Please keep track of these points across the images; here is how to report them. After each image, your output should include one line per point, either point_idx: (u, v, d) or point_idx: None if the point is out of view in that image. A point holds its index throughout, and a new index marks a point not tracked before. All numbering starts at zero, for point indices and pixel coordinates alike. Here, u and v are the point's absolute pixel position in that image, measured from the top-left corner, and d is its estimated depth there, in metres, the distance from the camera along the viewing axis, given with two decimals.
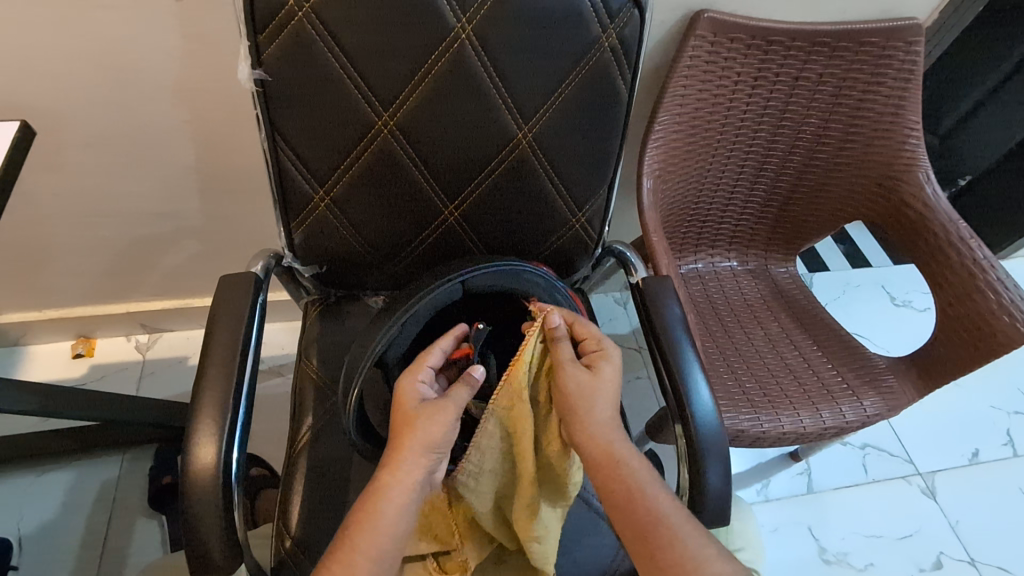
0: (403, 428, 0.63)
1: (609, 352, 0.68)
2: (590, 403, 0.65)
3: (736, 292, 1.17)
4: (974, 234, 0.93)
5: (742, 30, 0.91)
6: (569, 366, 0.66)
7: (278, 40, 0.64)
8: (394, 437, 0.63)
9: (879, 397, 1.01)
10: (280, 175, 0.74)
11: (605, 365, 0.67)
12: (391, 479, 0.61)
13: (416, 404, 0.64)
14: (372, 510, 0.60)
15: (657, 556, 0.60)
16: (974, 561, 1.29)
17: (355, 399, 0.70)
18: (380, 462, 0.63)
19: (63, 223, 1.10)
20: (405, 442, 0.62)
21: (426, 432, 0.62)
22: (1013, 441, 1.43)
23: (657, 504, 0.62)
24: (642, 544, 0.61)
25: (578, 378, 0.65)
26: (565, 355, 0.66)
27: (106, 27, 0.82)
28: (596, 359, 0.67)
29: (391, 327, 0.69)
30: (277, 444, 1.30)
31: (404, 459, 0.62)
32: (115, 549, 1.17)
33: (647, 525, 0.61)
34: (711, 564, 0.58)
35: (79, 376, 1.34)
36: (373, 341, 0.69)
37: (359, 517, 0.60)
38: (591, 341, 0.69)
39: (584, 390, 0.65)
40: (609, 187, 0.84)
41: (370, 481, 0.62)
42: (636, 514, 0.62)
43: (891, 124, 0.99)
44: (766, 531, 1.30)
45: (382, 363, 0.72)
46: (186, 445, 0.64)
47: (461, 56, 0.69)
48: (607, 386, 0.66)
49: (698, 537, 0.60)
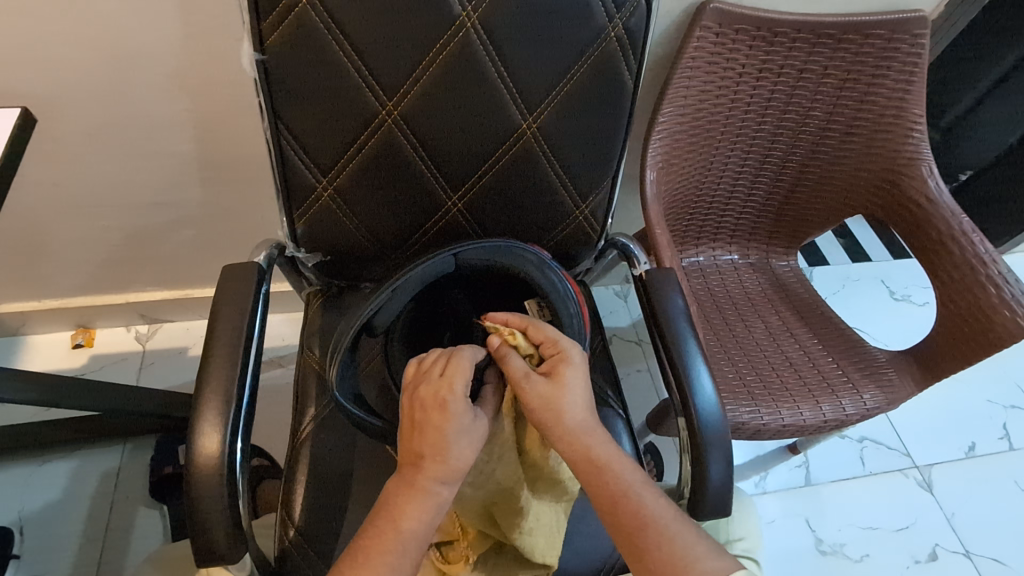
0: (459, 448, 0.61)
1: (567, 354, 0.65)
2: (556, 412, 0.63)
3: (737, 285, 1.17)
4: (975, 227, 0.94)
5: (748, 22, 0.91)
6: (525, 379, 0.64)
7: (283, 28, 0.63)
8: (444, 454, 0.61)
9: (878, 391, 1.01)
10: (283, 165, 0.74)
11: (567, 369, 0.65)
12: (447, 493, 0.61)
13: (469, 421, 0.62)
14: (429, 523, 0.60)
15: (645, 558, 0.59)
16: (968, 553, 1.30)
17: (342, 366, 0.70)
18: (427, 475, 0.60)
19: (61, 212, 1.10)
20: (463, 461, 0.61)
21: (476, 452, 0.63)
22: (1010, 435, 1.44)
23: (644, 504, 0.61)
24: (628, 545, 0.60)
25: (535, 389, 0.64)
26: (520, 368, 0.65)
27: (106, 14, 0.81)
28: (555, 365, 0.65)
29: (381, 293, 0.70)
30: (278, 436, 1.30)
31: (459, 477, 0.62)
32: (117, 539, 1.17)
33: (634, 527, 0.60)
34: (700, 563, 0.57)
35: (80, 366, 1.34)
36: (364, 306, 0.70)
37: (413, 528, 0.60)
38: (548, 345, 0.67)
39: (546, 400, 0.63)
40: (613, 178, 0.84)
41: (417, 493, 0.60)
42: (622, 515, 0.61)
43: (896, 117, 0.99)
44: (766, 523, 1.31)
45: (373, 329, 0.73)
46: (189, 436, 0.64)
47: (467, 44, 0.68)
48: (571, 391, 0.64)
49: (687, 535, 0.60)
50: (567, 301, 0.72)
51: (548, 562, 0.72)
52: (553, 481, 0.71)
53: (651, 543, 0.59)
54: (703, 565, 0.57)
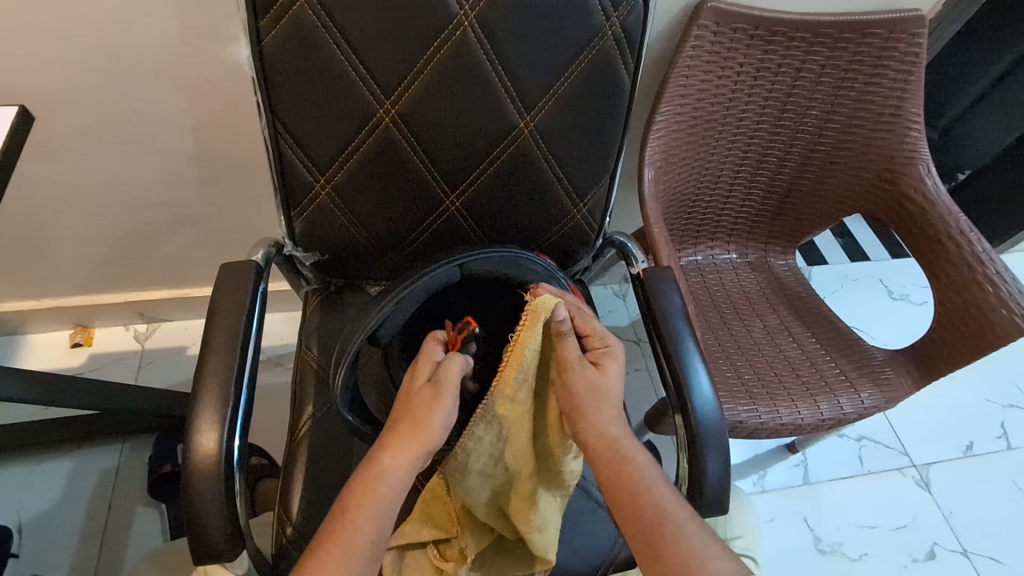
0: (406, 413, 0.62)
1: (612, 349, 0.66)
2: (601, 402, 0.64)
3: (735, 284, 1.17)
4: (973, 226, 0.94)
5: (745, 21, 0.91)
6: (577, 365, 0.64)
7: (279, 25, 0.63)
8: (396, 418, 0.62)
9: (877, 389, 1.01)
10: (280, 164, 0.74)
11: (611, 364, 0.65)
12: (391, 463, 0.60)
13: (419, 387, 0.62)
14: (371, 494, 0.60)
15: (660, 554, 0.59)
16: (966, 552, 1.30)
17: (346, 374, 0.70)
18: (378, 441, 0.62)
19: (60, 211, 1.10)
20: (408, 427, 0.61)
21: (423, 421, 0.61)
22: (1008, 434, 1.44)
23: (661, 501, 0.62)
24: (644, 538, 0.61)
25: (585, 378, 0.63)
26: (574, 353, 0.64)
27: (103, 12, 0.81)
28: (600, 357, 0.66)
29: (385, 305, 0.68)
30: (276, 435, 1.30)
31: (400, 443, 0.61)
32: (116, 537, 1.17)
33: (650, 522, 0.61)
34: (715, 563, 0.58)
35: (78, 365, 1.34)
36: (368, 316, 0.68)
37: (361, 499, 0.60)
38: (594, 338, 0.66)
39: (594, 389, 0.63)
40: (611, 178, 0.84)
41: (367, 459, 0.62)
42: (642, 509, 0.62)
43: (893, 116, 0.99)
44: (763, 522, 1.31)
45: (375, 340, 0.72)
46: (186, 434, 0.64)
47: (463, 43, 0.68)
48: (614, 384, 0.65)
49: (699, 534, 0.60)
50: None
51: (550, 558, 0.71)
52: (559, 474, 0.71)
53: (668, 538, 0.60)
54: (714, 565, 0.58)
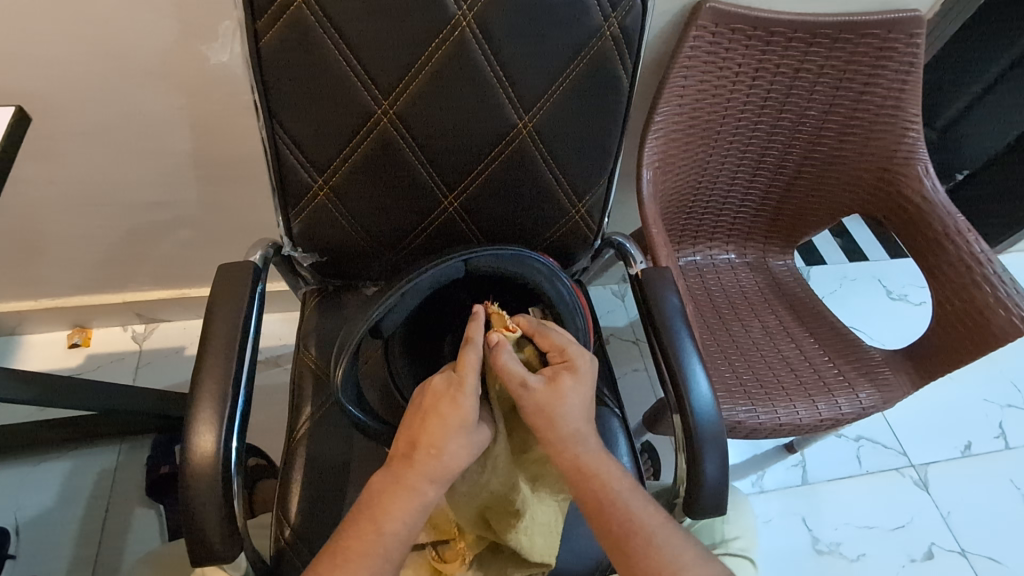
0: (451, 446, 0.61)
1: (573, 363, 0.66)
2: (552, 416, 0.63)
3: (734, 284, 1.17)
4: (970, 226, 0.94)
5: (743, 22, 0.91)
6: (523, 386, 0.63)
7: (276, 25, 0.63)
8: (437, 446, 0.60)
9: (875, 389, 1.01)
10: (278, 164, 0.74)
11: (567, 378, 0.65)
12: (432, 491, 0.61)
13: (468, 428, 0.62)
14: (409, 518, 0.60)
15: (631, 563, 0.60)
16: (964, 551, 1.30)
17: (347, 369, 0.69)
18: (417, 469, 0.60)
19: (57, 211, 1.09)
20: (455, 461, 0.61)
21: (470, 456, 0.62)
22: (1005, 434, 1.44)
23: (632, 512, 0.62)
24: (617, 550, 0.61)
25: (536, 396, 0.63)
26: (519, 373, 0.63)
27: (99, 13, 0.81)
28: (559, 372, 0.65)
29: (390, 295, 0.68)
30: (276, 434, 1.30)
31: (448, 479, 0.61)
32: (114, 537, 1.17)
33: (621, 535, 0.61)
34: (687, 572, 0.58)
35: (76, 366, 1.33)
36: (372, 309, 0.68)
37: (391, 521, 0.59)
38: (555, 353, 0.67)
39: (544, 407, 0.63)
40: (609, 177, 0.84)
41: (401, 483, 0.60)
42: (611, 522, 0.61)
43: (891, 116, 0.99)
44: (761, 522, 1.31)
45: (378, 333, 0.71)
46: (184, 436, 0.64)
47: (461, 42, 0.68)
48: (571, 402, 0.64)
49: (676, 541, 0.61)
50: (576, 318, 0.75)
51: (547, 560, 0.71)
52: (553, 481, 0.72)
53: (640, 550, 0.60)
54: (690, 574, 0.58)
